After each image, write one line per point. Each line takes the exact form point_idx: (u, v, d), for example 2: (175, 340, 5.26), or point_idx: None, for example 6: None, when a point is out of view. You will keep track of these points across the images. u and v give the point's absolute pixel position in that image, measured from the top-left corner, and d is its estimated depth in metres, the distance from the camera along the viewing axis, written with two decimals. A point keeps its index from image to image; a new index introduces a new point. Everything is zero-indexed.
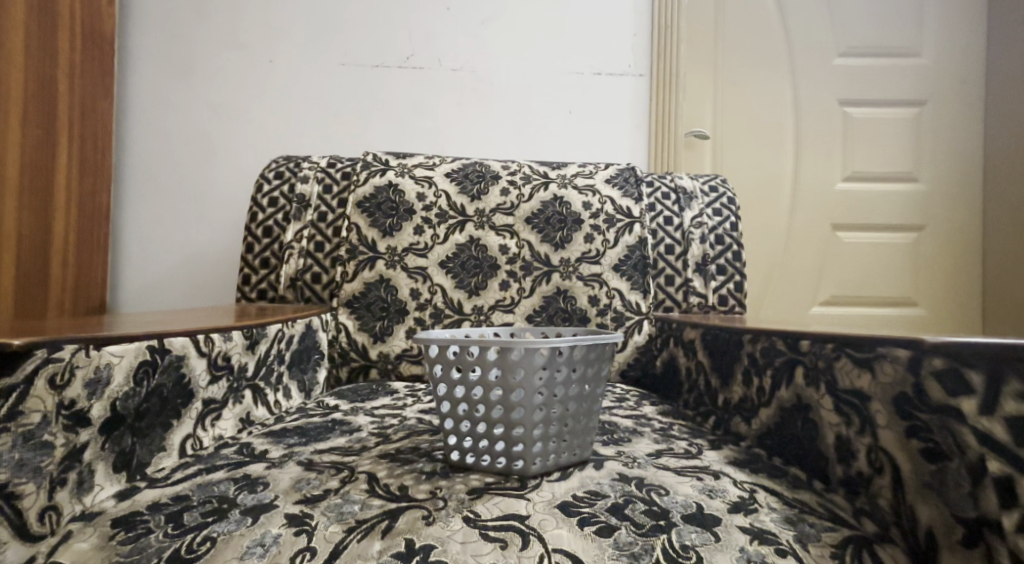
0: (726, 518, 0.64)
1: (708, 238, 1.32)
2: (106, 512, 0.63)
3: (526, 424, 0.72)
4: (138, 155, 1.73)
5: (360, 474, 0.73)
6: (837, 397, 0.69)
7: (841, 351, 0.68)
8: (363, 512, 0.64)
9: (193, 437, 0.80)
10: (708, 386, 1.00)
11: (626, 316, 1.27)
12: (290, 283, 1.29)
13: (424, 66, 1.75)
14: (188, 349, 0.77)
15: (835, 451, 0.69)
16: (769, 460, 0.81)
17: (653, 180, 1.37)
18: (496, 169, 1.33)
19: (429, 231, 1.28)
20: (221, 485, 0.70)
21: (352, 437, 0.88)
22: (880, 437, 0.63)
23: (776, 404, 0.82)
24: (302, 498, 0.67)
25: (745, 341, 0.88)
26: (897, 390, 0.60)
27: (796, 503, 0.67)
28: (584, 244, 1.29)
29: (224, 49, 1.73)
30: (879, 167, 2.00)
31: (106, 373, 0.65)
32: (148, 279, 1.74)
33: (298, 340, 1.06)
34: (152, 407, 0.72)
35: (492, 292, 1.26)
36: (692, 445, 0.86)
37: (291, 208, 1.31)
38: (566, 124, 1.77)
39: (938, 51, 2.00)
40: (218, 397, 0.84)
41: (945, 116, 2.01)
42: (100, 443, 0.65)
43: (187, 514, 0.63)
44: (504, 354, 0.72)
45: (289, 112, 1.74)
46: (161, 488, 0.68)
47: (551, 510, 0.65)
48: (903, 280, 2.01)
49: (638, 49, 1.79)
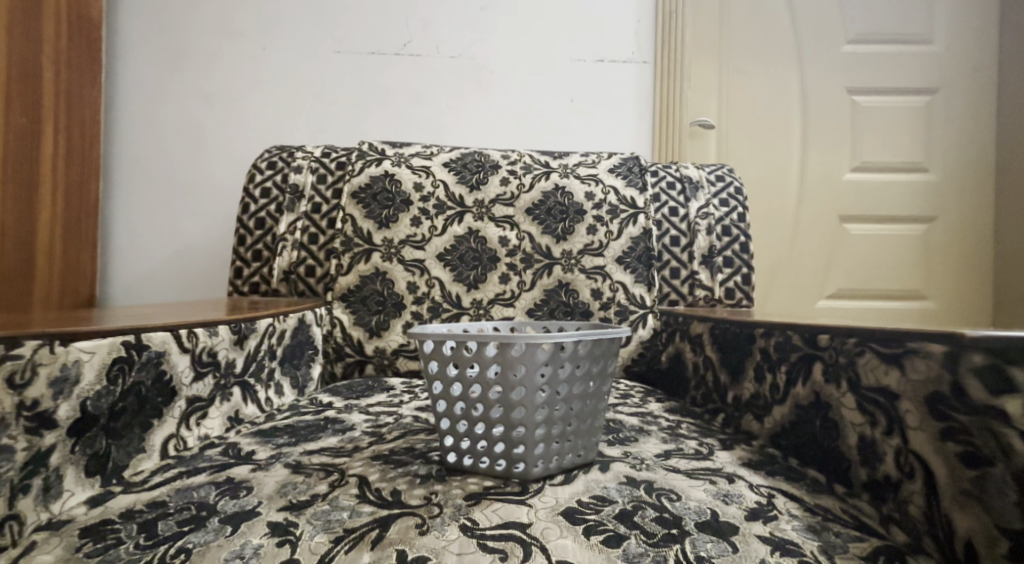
0: (744, 526, 0.59)
1: (714, 230, 1.27)
2: (75, 520, 0.59)
3: (528, 423, 0.68)
4: (129, 144, 1.69)
5: (350, 477, 0.69)
6: (861, 395, 0.65)
7: (865, 346, 0.64)
8: (352, 521, 0.60)
9: (175, 437, 0.75)
10: (717, 382, 0.96)
11: (630, 310, 1.22)
12: (283, 276, 1.23)
13: (421, 53, 1.70)
14: (169, 344, 0.72)
15: (859, 454, 0.65)
16: (784, 461, 0.77)
17: (658, 169, 1.32)
18: (495, 158, 1.28)
19: (427, 222, 1.23)
20: (201, 489, 0.66)
21: (344, 437, 0.83)
22: (910, 438, 0.58)
23: (791, 402, 0.77)
24: (287, 504, 0.63)
25: (757, 335, 0.84)
26: (931, 388, 0.56)
27: (818, 509, 0.63)
28: (586, 235, 1.24)
29: (216, 36, 1.68)
30: (889, 156, 1.95)
31: (74, 371, 0.60)
32: (139, 273, 1.69)
33: (291, 336, 1.02)
34: (129, 407, 0.68)
35: (492, 286, 1.21)
36: (702, 445, 0.81)
37: (284, 199, 1.26)
38: (568, 113, 1.72)
39: (950, 38, 1.95)
40: (203, 395, 0.80)
41: (956, 105, 1.96)
42: (69, 446, 0.60)
43: (162, 522, 0.59)
44: (504, 350, 0.67)
45: (283, 101, 1.69)
46: (138, 494, 0.64)
47: (554, 518, 0.60)
48: (913, 272, 1.96)
49: (641, 36, 1.73)
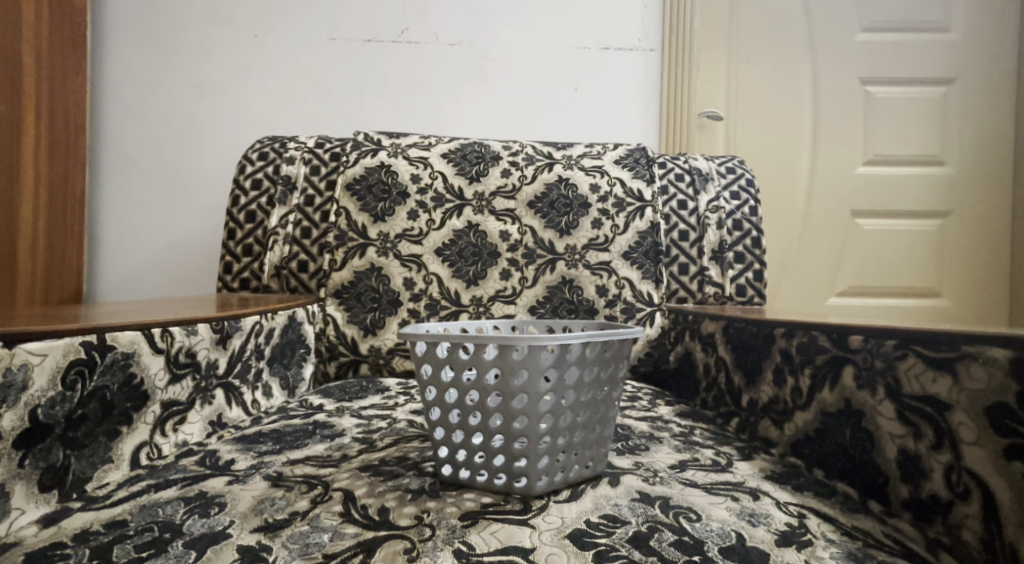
0: (775, 553, 0.53)
1: (725, 224, 1.20)
2: (22, 544, 0.53)
3: (531, 434, 0.61)
4: (118, 133, 1.62)
5: (335, 492, 0.63)
6: (902, 404, 0.59)
7: (907, 348, 0.59)
8: (334, 545, 0.54)
9: (148, 445, 0.69)
10: (731, 385, 0.89)
11: (637, 307, 1.15)
12: (273, 271, 1.17)
13: (419, 41, 1.63)
14: (139, 344, 0.66)
15: (899, 469, 0.59)
16: (809, 473, 0.70)
17: (666, 161, 1.25)
18: (496, 149, 1.21)
19: (424, 215, 1.16)
20: (168, 506, 0.59)
21: (332, 444, 0.76)
22: (965, 455, 0.53)
23: (816, 408, 0.70)
24: (261, 524, 0.57)
25: (777, 335, 0.77)
26: (992, 399, 0.51)
27: (855, 531, 0.57)
28: (590, 229, 1.17)
29: (208, 22, 1.62)
30: (905, 149, 1.87)
31: (21, 376, 0.54)
32: (128, 267, 1.63)
33: (280, 334, 0.95)
34: (92, 414, 0.61)
35: (492, 282, 1.15)
36: (720, 455, 0.74)
37: (276, 191, 1.19)
38: (571, 103, 1.65)
39: (967, 26, 1.87)
40: (181, 398, 0.73)
41: (974, 96, 1.88)
42: (16, 459, 0.54)
43: (118, 547, 0.53)
44: (504, 352, 0.60)
45: (276, 90, 1.62)
46: (96, 512, 0.58)
47: (561, 542, 0.54)
48: (927, 269, 1.89)
49: (649, 22, 1.66)
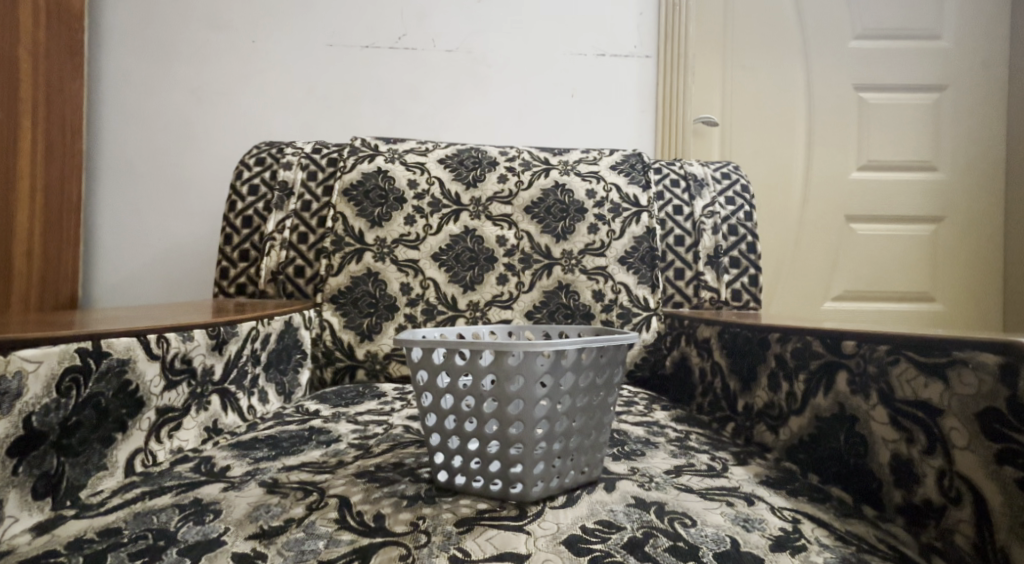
0: (769, 558, 0.53)
1: (720, 229, 1.21)
2: (15, 552, 0.53)
3: (527, 440, 0.61)
4: (115, 138, 1.62)
5: (331, 499, 0.63)
6: (894, 409, 0.60)
7: (899, 354, 0.59)
8: (329, 552, 0.54)
9: (143, 451, 0.69)
10: (726, 390, 0.89)
11: (633, 312, 1.16)
12: (270, 277, 1.16)
13: (417, 46, 1.64)
14: (134, 351, 0.66)
15: (891, 474, 0.60)
16: (804, 478, 0.70)
17: (662, 166, 1.26)
18: (493, 154, 1.22)
19: (421, 221, 1.17)
20: (163, 513, 0.59)
21: (328, 451, 0.76)
22: (957, 460, 0.54)
23: (810, 413, 0.71)
24: (257, 531, 0.57)
25: (772, 340, 0.77)
26: (983, 405, 0.52)
27: (849, 535, 0.57)
28: (587, 234, 1.17)
29: (206, 28, 1.62)
30: (900, 155, 1.88)
31: (16, 383, 0.54)
32: (124, 272, 1.63)
33: (277, 340, 0.95)
34: (86, 420, 0.61)
35: (489, 287, 1.15)
36: (715, 460, 0.74)
37: (273, 196, 1.19)
38: (568, 109, 1.66)
39: (961, 33, 1.89)
40: (176, 405, 0.73)
41: (969, 101, 1.89)
42: (9, 467, 0.54)
43: (111, 554, 0.53)
44: (500, 358, 0.61)
45: (274, 95, 1.62)
46: (89, 521, 0.58)
47: (556, 548, 0.54)
48: (920, 273, 1.90)
49: (644, 31, 1.67)
